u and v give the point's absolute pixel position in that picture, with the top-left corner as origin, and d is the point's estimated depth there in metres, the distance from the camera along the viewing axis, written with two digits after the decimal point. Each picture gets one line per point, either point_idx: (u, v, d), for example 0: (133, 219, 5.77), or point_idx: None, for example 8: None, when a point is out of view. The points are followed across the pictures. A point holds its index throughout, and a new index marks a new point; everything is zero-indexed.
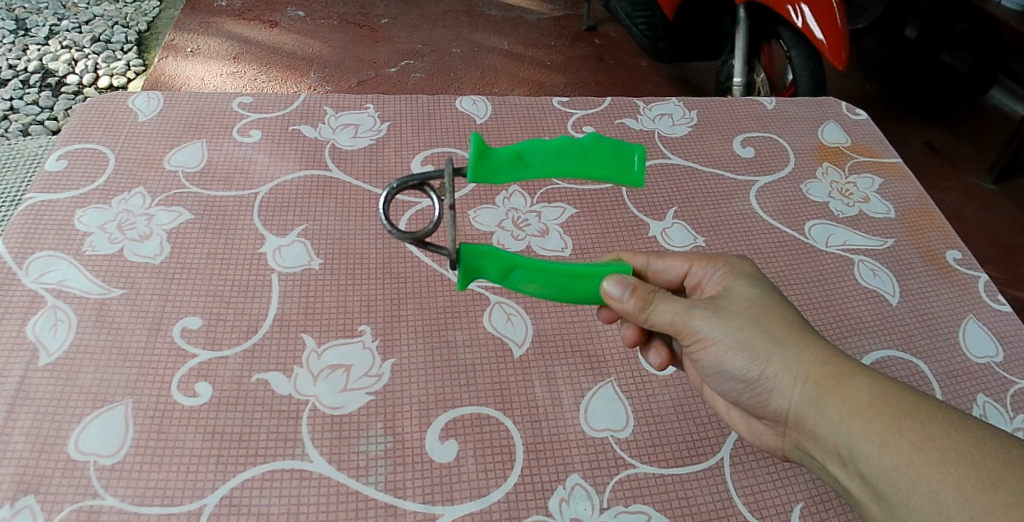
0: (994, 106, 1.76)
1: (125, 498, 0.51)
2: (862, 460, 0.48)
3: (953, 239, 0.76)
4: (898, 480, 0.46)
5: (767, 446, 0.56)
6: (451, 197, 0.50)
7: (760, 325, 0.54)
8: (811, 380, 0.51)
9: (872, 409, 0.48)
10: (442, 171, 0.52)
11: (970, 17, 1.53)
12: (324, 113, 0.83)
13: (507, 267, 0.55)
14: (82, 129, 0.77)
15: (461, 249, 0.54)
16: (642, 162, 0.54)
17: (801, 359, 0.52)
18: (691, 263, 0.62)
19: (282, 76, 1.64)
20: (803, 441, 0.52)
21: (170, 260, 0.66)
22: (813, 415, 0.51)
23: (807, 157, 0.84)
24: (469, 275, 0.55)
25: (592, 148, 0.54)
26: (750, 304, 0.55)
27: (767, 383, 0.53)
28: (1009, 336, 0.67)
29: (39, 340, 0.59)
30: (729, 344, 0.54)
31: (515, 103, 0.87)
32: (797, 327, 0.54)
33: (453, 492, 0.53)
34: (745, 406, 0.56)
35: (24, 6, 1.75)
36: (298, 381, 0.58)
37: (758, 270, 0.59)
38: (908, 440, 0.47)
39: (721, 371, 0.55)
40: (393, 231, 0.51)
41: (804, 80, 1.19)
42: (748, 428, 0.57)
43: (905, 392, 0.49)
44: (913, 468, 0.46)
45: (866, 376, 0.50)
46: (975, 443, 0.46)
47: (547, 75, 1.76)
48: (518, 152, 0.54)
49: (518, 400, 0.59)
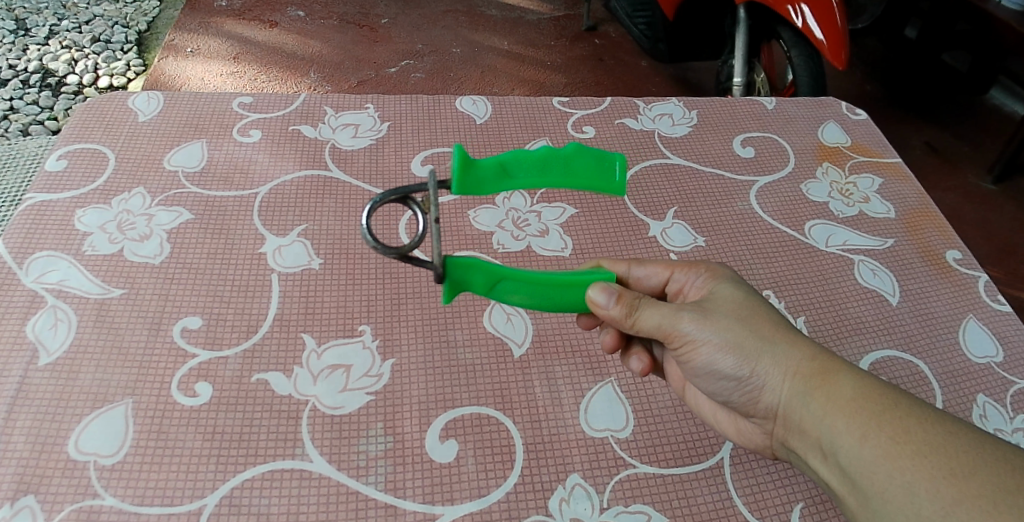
0: (994, 106, 1.76)
1: (125, 498, 0.51)
2: (842, 452, 0.48)
3: (953, 239, 0.76)
4: (876, 471, 0.46)
5: (756, 445, 0.56)
6: (435, 210, 0.50)
7: (748, 324, 0.54)
8: (799, 376, 0.51)
9: (855, 404, 0.49)
10: (425, 184, 0.51)
11: (970, 17, 1.53)
12: (324, 113, 0.83)
13: (493, 279, 0.55)
14: (82, 129, 0.77)
15: (446, 262, 0.54)
16: (623, 171, 0.55)
17: (789, 355, 0.52)
18: (673, 270, 0.62)
19: (282, 76, 1.64)
20: (790, 437, 0.53)
21: (170, 260, 0.66)
22: (799, 410, 0.51)
23: (807, 157, 0.84)
24: (455, 289, 0.55)
25: (575, 157, 0.54)
26: (737, 305, 0.55)
27: (757, 381, 0.53)
28: (1009, 336, 0.67)
29: (39, 340, 0.59)
30: (719, 344, 0.54)
31: (515, 103, 0.87)
32: (785, 327, 0.54)
33: (453, 492, 0.53)
34: (736, 405, 0.56)
35: (24, 6, 1.75)
36: (298, 381, 0.58)
37: (739, 275, 0.60)
38: (887, 433, 0.47)
39: (712, 370, 0.55)
40: (376, 246, 0.50)
41: (803, 80, 1.19)
42: (736, 429, 0.57)
43: (886, 389, 0.49)
44: (889, 459, 0.46)
45: (851, 372, 0.50)
46: (949, 437, 0.46)
47: (547, 75, 1.76)
48: (502, 162, 0.53)
49: (518, 400, 0.59)
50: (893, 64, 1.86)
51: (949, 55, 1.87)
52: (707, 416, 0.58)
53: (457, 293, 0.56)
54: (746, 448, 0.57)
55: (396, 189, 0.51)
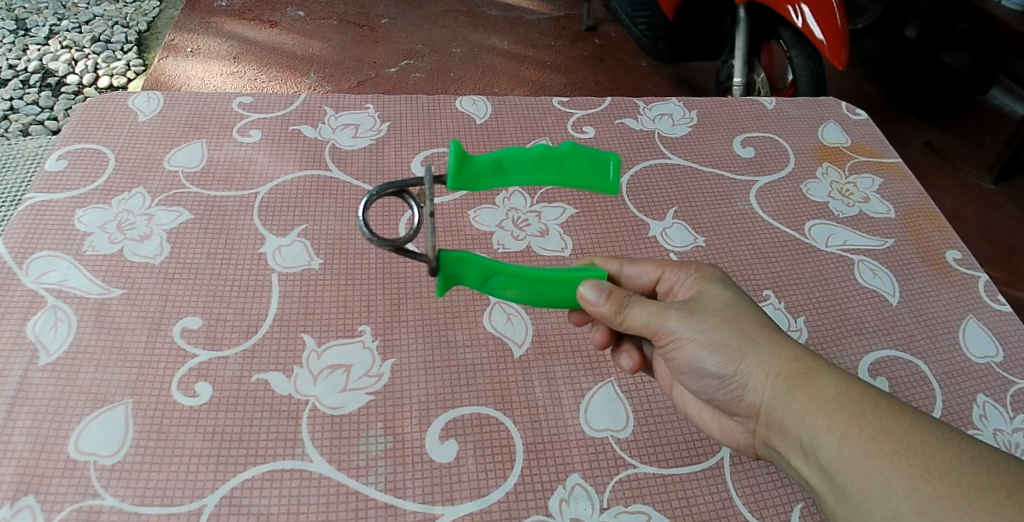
0: (994, 106, 1.76)
1: (125, 498, 0.51)
2: (822, 450, 0.48)
3: (953, 240, 0.76)
4: (855, 469, 0.47)
5: (739, 444, 0.56)
6: (431, 203, 0.49)
7: (733, 324, 0.54)
8: (782, 376, 0.52)
9: (836, 403, 0.49)
10: (422, 179, 0.51)
11: (970, 17, 1.53)
12: (324, 113, 0.83)
13: (487, 273, 0.55)
14: (82, 129, 0.77)
15: (440, 256, 0.53)
16: (617, 170, 0.55)
17: (772, 355, 0.52)
18: (664, 269, 0.62)
19: (281, 76, 1.64)
20: (772, 436, 0.53)
21: (170, 260, 0.66)
22: (781, 409, 0.51)
23: (807, 157, 0.84)
24: (448, 282, 0.55)
25: (569, 156, 0.55)
26: (723, 305, 0.56)
27: (741, 380, 0.54)
28: (1009, 336, 0.67)
29: (39, 340, 0.59)
30: (704, 342, 0.54)
31: (515, 103, 0.87)
32: (769, 327, 0.54)
33: (453, 492, 0.53)
34: (720, 403, 0.56)
35: (24, 6, 1.75)
36: (298, 381, 0.58)
37: (728, 276, 0.60)
38: (866, 432, 0.47)
39: (697, 368, 0.55)
40: (372, 239, 0.50)
41: (803, 80, 1.19)
42: (720, 427, 0.57)
43: (867, 389, 0.49)
44: (868, 457, 0.46)
45: (834, 372, 0.51)
46: (927, 436, 0.46)
47: (546, 75, 1.76)
48: (497, 159, 0.53)
49: (518, 400, 0.59)
50: (893, 64, 1.86)
51: (949, 55, 1.87)
52: (693, 416, 0.59)
53: (450, 287, 0.55)
54: (729, 447, 0.57)
55: (393, 183, 0.52)
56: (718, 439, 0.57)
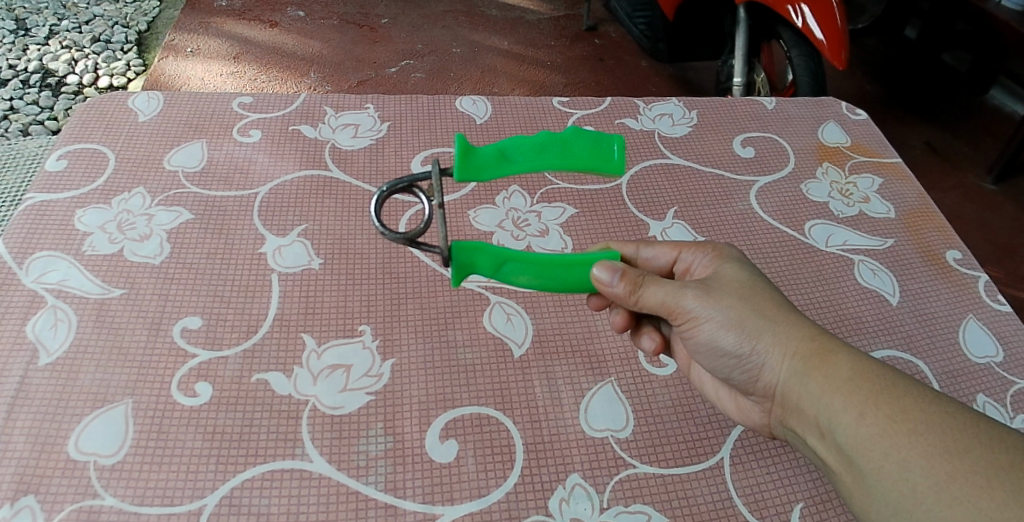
0: (994, 106, 1.76)
1: (125, 498, 0.51)
2: (839, 430, 0.49)
3: (953, 240, 0.76)
4: (872, 449, 0.47)
5: (754, 423, 0.57)
6: (440, 196, 0.52)
7: (750, 303, 0.55)
8: (798, 356, 0.52)
9: (853, 382, 0.49)
10: (429, 171, 0.53)
11: (970, 17, 1.53)
12: (323, 113, 0.83)
13: (499, 260, 0.55)
14: (81, 129, 0.77)
15: (453, 246, 0.55)
16: (621, 151, 0.55)
17: (790, 335, 0.53)
18: (681, 250, 0.62)
19: (281, 76, 1.64)
20: (788, 416, 0.53)
21: (169, 260, 0.66)
22: (797, 389, 0.52)
23: (807, 157, 0.84)
24: (462, 271, 0.56)
25: (573, 139, 0.55)
26: (741, 284, 0.56)
27: (757, 359, 0.54)
28: (1009, 336, 0.67)
29: (38, 340, 0.59)
30: (722, 321, 0.54)
31: (516, 103, 0.87)
32: (786, 307, 0.55)
33: (453, 492, 0.53)
34: (736, 382, 0.57)
35: (24, 6, 1.75)
36: (298, 381, 0.58)
37: (745, 256, 0.60)
38: (884, 412, 0.47)
39: (714, 347, 0.55)
40: (384, 232, 0.51)
41: (804, 80, 1.20)
42: (736, 407, 0.58)
43: (883, 369, 0.50)
44: (887, 437, 0.47)
45: (850, 352, 0.51)
46: (945, 416, 0.47)
47: (547, 75, 1.76)
48: (501, 148, 0.55)
49: (518, 400, 0.59)
50: (893, 64, 1.86)
51: (949, 56, 1.88)
52: (710, 394, 0.60)
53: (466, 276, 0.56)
54: (746, 426, 0.58)
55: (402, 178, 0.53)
56: (732, 418, 0.59)
